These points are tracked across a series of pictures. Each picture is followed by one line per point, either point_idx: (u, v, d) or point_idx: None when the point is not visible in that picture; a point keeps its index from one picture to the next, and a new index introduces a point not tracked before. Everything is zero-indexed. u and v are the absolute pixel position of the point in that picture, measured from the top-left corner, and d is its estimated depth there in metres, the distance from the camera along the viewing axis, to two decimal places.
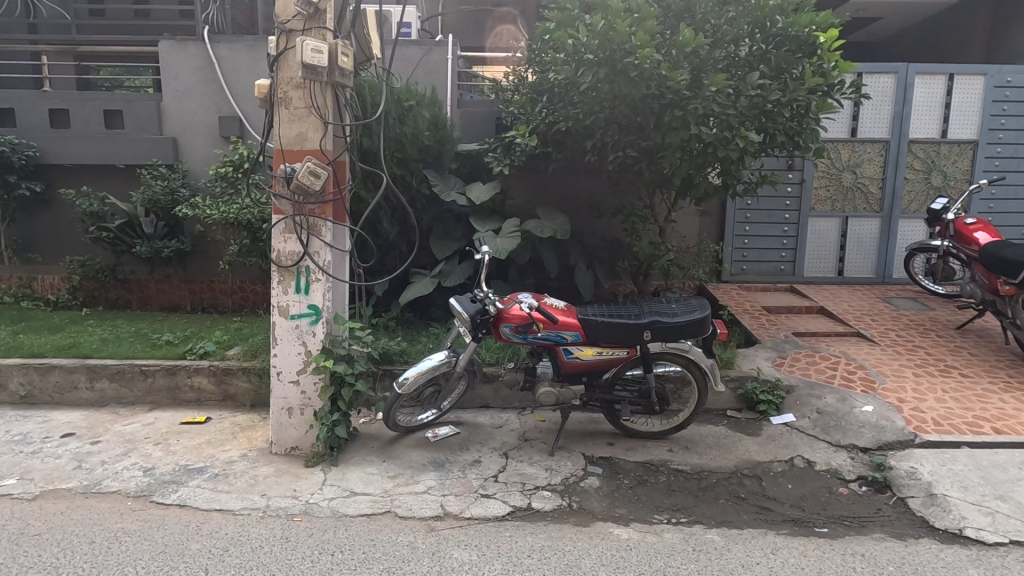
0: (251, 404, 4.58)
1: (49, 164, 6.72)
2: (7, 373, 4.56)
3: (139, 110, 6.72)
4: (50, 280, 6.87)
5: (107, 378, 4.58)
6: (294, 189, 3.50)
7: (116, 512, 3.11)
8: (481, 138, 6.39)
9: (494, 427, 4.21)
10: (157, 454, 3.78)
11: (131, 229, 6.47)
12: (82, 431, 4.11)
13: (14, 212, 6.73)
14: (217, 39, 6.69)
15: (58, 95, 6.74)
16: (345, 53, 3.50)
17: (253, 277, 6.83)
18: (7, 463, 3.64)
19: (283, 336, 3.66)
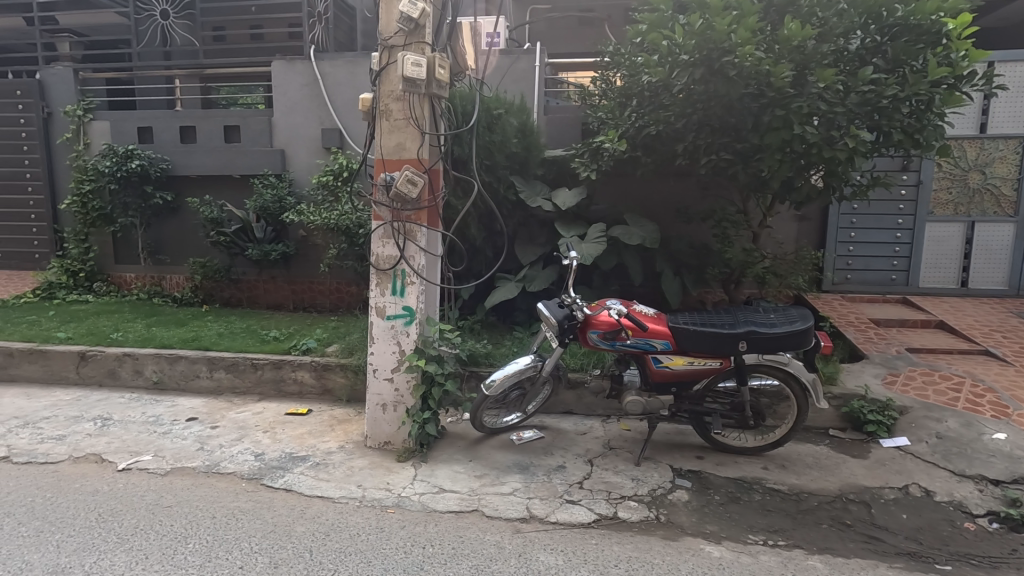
0: (347, 398, 4.86)
1: (178, 175, 7.51)
2: (143, 361, 5.14)
3: (253, 125, 7.36)
4: (177, 279, 7.72)
5: (224, 369, 5.04)
6: (393, 196, 3.69)
7: (233, 491, 3.41)
8: (567, 143, 6.41)
9: (578, 433, 4.20)
10: (266, 440, 4.11)
11: (245, 233, 7.06)
12: (203, 416, 4.55)
13: (148, 218, 7.59)
14: (321, 57, 7.19)
15: (187, 114, 7.54)
16: (442, 66, 3.65)
17: (349, 280, 7.26)
18: (143, 441, 4.11)
19: (379, 336, 3.86)
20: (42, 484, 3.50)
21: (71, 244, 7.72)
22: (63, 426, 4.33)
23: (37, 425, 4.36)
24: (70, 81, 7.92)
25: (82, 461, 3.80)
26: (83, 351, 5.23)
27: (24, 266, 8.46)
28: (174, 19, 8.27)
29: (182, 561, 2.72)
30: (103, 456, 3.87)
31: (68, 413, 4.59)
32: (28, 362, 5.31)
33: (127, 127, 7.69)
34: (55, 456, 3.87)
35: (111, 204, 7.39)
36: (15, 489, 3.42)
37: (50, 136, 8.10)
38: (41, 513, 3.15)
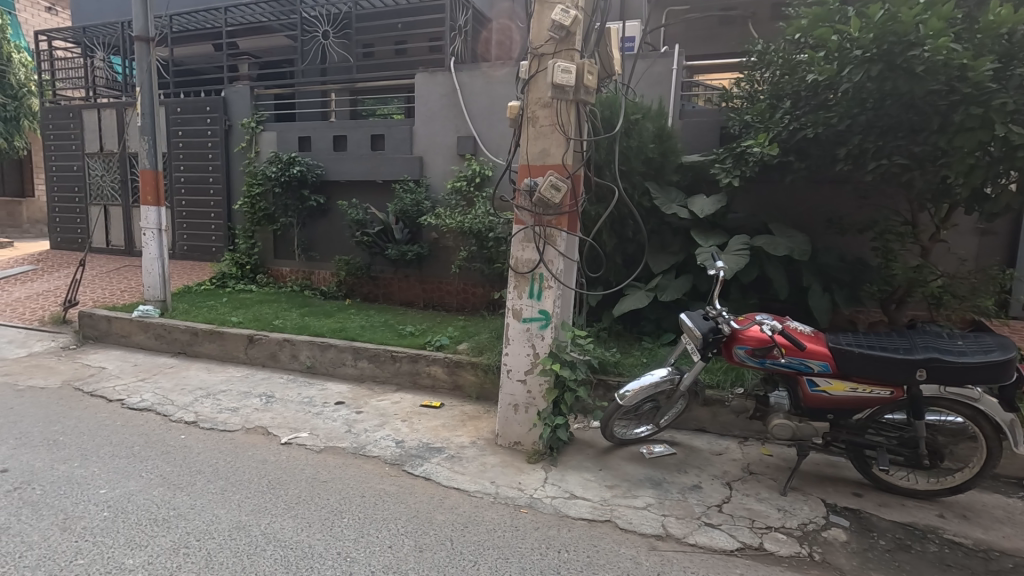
0: (476, 395, 5.03)
1: (330, 180, 8.29)
2: (299, 347, 5.71)
3: (397, 134, 7.92)
4: (324, 275, 8.51)
5: (366, 359, 5.45)
6: (536, 201, 3.75)
7: (379, 474, 3.66)
8: (704, 149, 6.12)
9: (714, 453, 3.98)
10: (404, 429, 4.37)
11: (385, 235, 7.60)
12: (349, 401, 4.95)
13: (303, 218, 8.44)
14: (461, 68, 7.55)
15: (339, 124, 8.29)
16: (591, 72, 3.66)
17: (475, 281, 7.51)
18: (301, 419, 4.56)
19: (515, 337, 3.94)
20: (222, 448, 4.00)
21: (241, 240, 8.83)
22: (237, 399, 4.94)
23: (217, 397, 5.00)
24: (247, 97, 9.07)
25: (252, 432, 4.30)
26: (251, 334, 5.93)
27: (203, 258, 9.78)
28: (334, 39, 9.28)
29: (340, 533, 2.96)
30: (269, 430, 4.35)
31: (240, 388, 5.22)
32: (208, 341, 6.12)
33: (290, 137, 8.64)
34: (232, 425, 4.42)
35: (274, 205, 8.35)
36: (203, 450, 3.95)
37: (229, 146, 9.34)
38: (224, 474, 3.61)
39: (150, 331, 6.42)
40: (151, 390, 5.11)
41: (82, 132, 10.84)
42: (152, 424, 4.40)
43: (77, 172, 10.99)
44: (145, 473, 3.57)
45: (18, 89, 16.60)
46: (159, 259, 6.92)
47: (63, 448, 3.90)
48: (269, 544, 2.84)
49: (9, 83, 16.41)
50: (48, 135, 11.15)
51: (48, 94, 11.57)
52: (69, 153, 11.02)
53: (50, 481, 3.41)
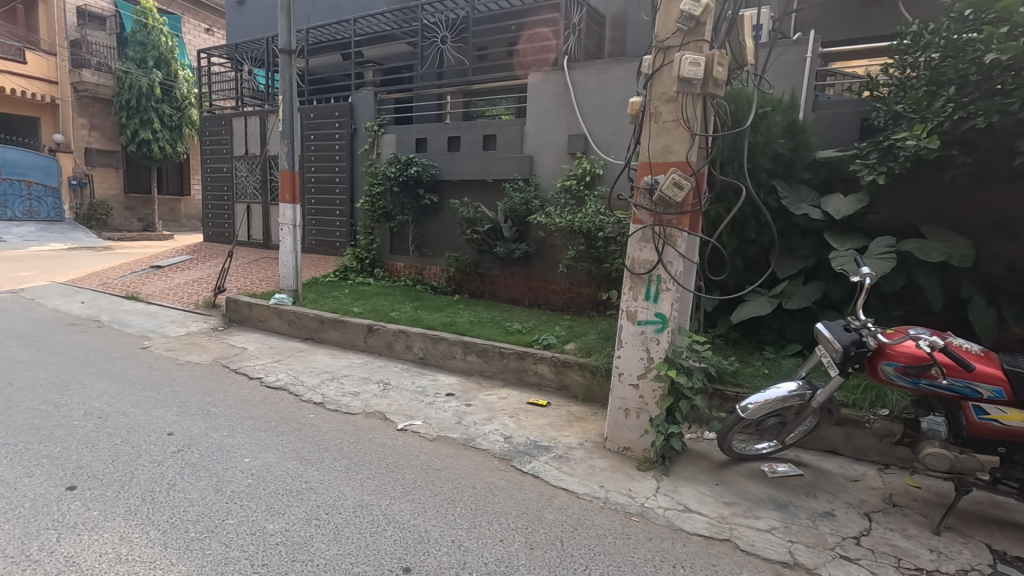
0: (583, 397, 4.98)
1: (444, 179, 8.61)
2: (413, 339, 5.99)
3: (509, 133, 8.04)
4: (435, 270, 8.87)
5: (475, 354, 5.59)
6: (656, 200, 3.61)
7: (489, 467, 3.74)
8: (840, 144, 5.58)
9: (848, 479, 3.60)
10: (512, 424, 4.43)
11: (495, 233, 7.76)
12: (458, 393, 5.11)
13: (418, 216, 8.85)
14: (574, 66, 7.51)
15: (454, 126, 8.58)
16: (721, 63, 3.45)
17: (581, 281, 7.44)
18: (415, 407, 4.77)
19: (628, 340, 3.83)
20: (345, 429, 4.30)
21: (361, 236, 9.47)
22: (358, 384, 5.28)
23: (341, 381, 5.39)
24: (370, 102, 9.67)
25: (371, 416, 4.57)
26: (371, 324, 6.32)
27: (327, 252, 10.60)
28: (451, 44, 9.66)
29: (454, 521, 3.05)
30: (386, 415, 4.60)
31: (360, 374, 5.58)
32: (333, 328, 6.61)
33: (409, 139, 9.10)
34: (354, 408, 4.73)
35: (392, 204, 8.84)
36: (330, 430, 4.27)
37: (354, 148, 10.04)
38: (349, 453, 3.87)
39: (283, 317, 7.05)
40: (285, 371, 5.63)
41: (231, 137, 12.19)
42: (286, 402, 4.83)
43: (226, 173, 12.38)
44: (281, 446, 3.92)
45: (182, 100, 18.97)
46: (293, 252, 7.59)
47: (215, 417, 4.39)
48: (390, 524, 2.99)
49: (176, 95, 18.83)
50: (204, 141, 12.66)
51: (206, 105, 13.13)
52: (221, 156, 12.43)
53: (205, 446, 3.85)
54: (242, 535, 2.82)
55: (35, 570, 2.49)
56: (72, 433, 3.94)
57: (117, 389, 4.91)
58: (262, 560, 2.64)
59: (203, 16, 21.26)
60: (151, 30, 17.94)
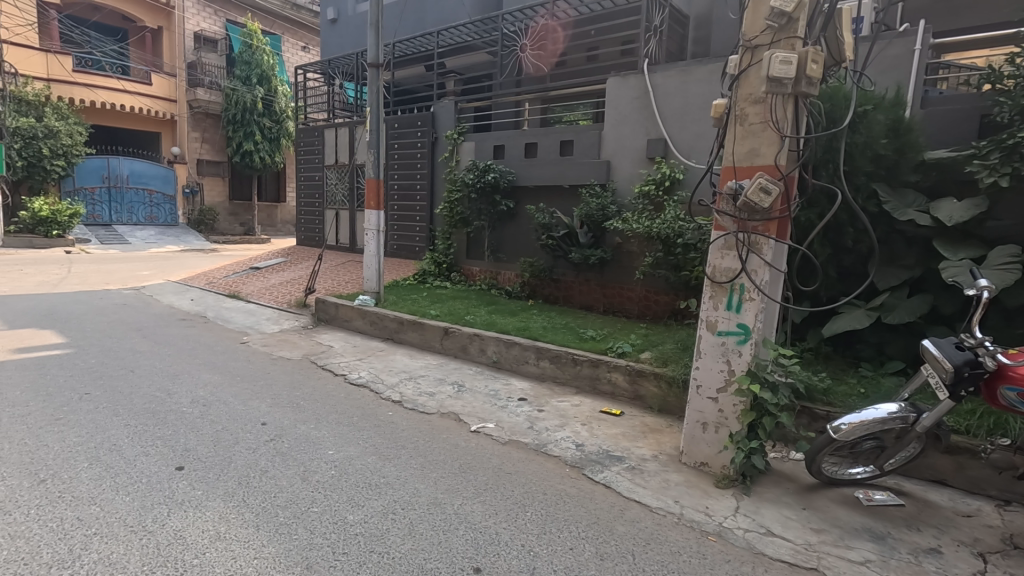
0: (658, 408, 4.84)
1: (520, 185, 8.70)
2: (487, 342, 6.09)
3: (586, 139, 8.00)
4: (509, 275, 8.97)
5: (548, 359, 5.59)
6: (741, 206, 3.45)
7: (560, 474, 3.72)
8: (954, 143, 5.08)
9: (959, 514, 3.26)
10: (584, 432, 4.38)
11: (570, 238, 7.73)
12: (531, 398, 5.13)
13: (494, 222, 9.00)
14: (654, 68, 7.36)
15: (531, 132, 8.66)
16: (815, 60, 3.25)
17: (658, 288, 7.25)
18: (487, 410, 4.85)
19: (707, 351, 3.68)
20: (421, 427, 4.44)
21: (440, 241, 9.77)
22: (434, 385, 5.44)
23: (418, 381, 5.57)
24: (451, 111, 9.97)
25: (446, 416, 4.69)
26: (447, 327, 6.49)
27: (408, 256, 11.01)
28: (530, 51, 9.80)
29: (524, 526, 3.06)
30: (460, 416, 4.70)
31: (436, 374, 5.75)
32: (411, 330, 6.85)
33: (487, 146, 9.29)
34: (430, 408, 4.87)
35: (469, 210, 9.04)
36: (407, 428, 4.44)
37: (434, 156, 10.39)
38: (424, 451, 4.00)
39: (366, 318, 7.40)
40: (366, 369, 5.91)
41: (323, 148, 12.99)
42: (367, 399, 5.07)
43: (318, 182, 13.20)
44: (362, 441, 4.11)
45: (281, 114, 20.44)
46: (377, 255, 7.95)
47: (303, 410, 4.68)
48: (461, 524, 3.05)
49: (275, 109, 20.33)
50: (299, 151, 13.58)
51: (301, 117, 14.08)
52: (313, 165, 13.28)
53: (294, 437, 4.12)
54: (326, 523, 2.99)
55: (150, 540, 2.76)
56: (182, 418, 4.35)
57: (219, 380, 5.36)
58: (342, 548, 2.78)
59: (300, 34, 22.83)
60: (255, 50, 19.50)
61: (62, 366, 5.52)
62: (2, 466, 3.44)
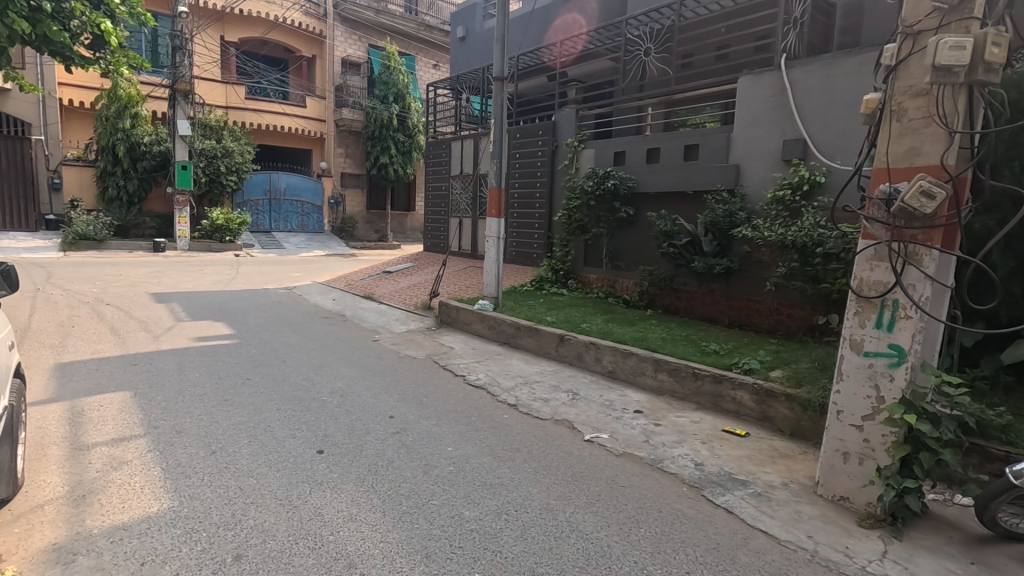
0: (790, 432, 4.44)
1: (641, 192, 8.50)
2: (603, 351, 6.01)
3: (713, 142, 7.62)
4: (627, 283, 8.79)
5: (667, 372, 5.39)
6: (896, 212, 3.08)
7: (677, 493, 3.56)
8: None
9: None
10: (705, 451, 4.15)
11: (693, 247, 7.43)
12: (647, 411, 4.97)
13: (613, 229, 8.88)
14: (793, 64, 6.81)
15: (654, 137, 8.43)
16: (997, 42, 2.80)
17: (792, 301, 6.67)
18: (602, 420, 4.78)
19: (850, 372, 3.32)
20: (536, 432, 4.50)
21: (557, 248, 9.85)
22: (548, 391, 5.49)
23: (533, 386, 5.65)
24: (572, 119, 10.03)
25: (560, 423, 4.70)
26: (563, 334, 6.50)
27: (525, 263, 11.24)
28: (655, 55, 9.61)
29: (637, 542, 2.97)
30: (574, 424, 4.68)
31: (551, 381, 5.79)
32: (528, 335, 6.97)
33: (607, 152, 9.19)
34: (544, 414, 4.92)
35: (588, 217, 9.00)
36: (521, 431, 4.53)
37: (555, 164, 10.53)
38: (537, 456, 4.05)
39: (485, 322, 7.66)
40: (484, 371, 6.13)
41: (450, 159, 13.73)
42: (484, 400, 5.25)
43: (444, 191, 13.96)
44: (478, 440, 4.27)
45: (413, 128, 21.95)
46: (496, 262, 8.21)
47: (426, 406, 4.97)
48: (573, 533, 3.03)
49: (408, 124, 21.87)
50: (429, 162, 14.46)
51: (431, 131, 15.00)
52: (440, 176, 14.07)
53: (418, 431, 4.39)
54: (444, 516, 3.14)
55: (295, 513, 3.10)
56: (322, 406, 4.83)
57: (354, 374, 5.87)
58: (459, 542, 2.90)
59: (432, 53, 24.34)
60: (393, 71, 21.13)
61: (230, 354, 6.40)
62: (184, 436, 4.07)
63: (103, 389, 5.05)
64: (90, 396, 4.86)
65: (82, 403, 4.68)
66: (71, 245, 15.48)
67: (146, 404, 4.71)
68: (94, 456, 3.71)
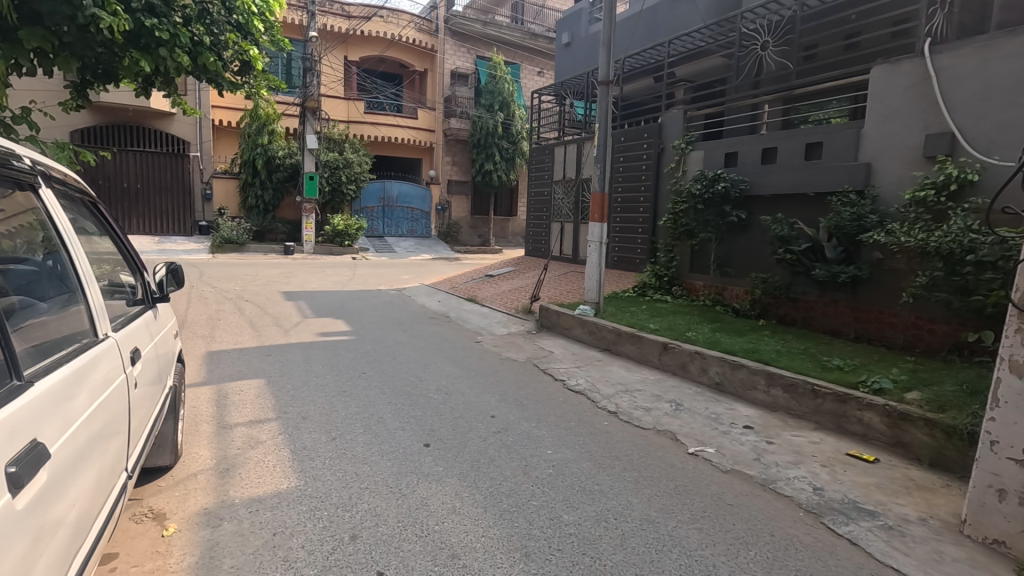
0: (929, 462, 3.96)
1: (754, 195, 8.02)
2: (710, 362, 5.74)
3: (839, 139, 7.01)
4: (738, 291, 8.33)
5: (781, 388, 5.03)
6: None
7: (791, 517, 3.31)
8: None
9: None
10: (825, 475, 3.82)
11: (814, 253, 6.87)
12: (758, 427, 4.67)
13: (722, 234, 8.45)
14: (938, 49, 6.08)
15: (770, 136, 7.91)
16: None
17: (934, 314, 5.94)
18: (708, 433, 4.57)
19: (1008, 398, 2.90)
20: (636, 441, 4.41)
21: (662, 253, 9.56)
22: (650, 400, 5.34)
23: (634, 394, 5.52)
24: (680, 121, 9.70)
25: (662, 434, 4.56)
26: (666, 343, 6.30)
27: (628, 268, 11.03)
28: (773, 48, 9.06)
29: (746, 565, 2.80)
30: (677, 436, 4.52)
31: (653, 390, 5.63)
32: (630, 342, 6.82)
33: (718, 153, 8.76)
34: (645, 423, 4.80)
35: (695, 221, 8.61)
36: (621, 439, 4.45)
37: (660, 167, 10.25)
38: (638, 466, 3.95)
39: (585, 327, 7.62)
40: (584, 377, 6.10)
41: (553, 164, 13.84)
42: (584, 406, 5.22)
43: (547, 196, 14.09)
44: (578, 445, 4.26)
45: (516, 135, 22.42)
46: (598, 267, 8.14)
47: (526, 408, 5.06)
48: (674, 548, 2.93)
49: (513, 131, 22.36)
50: (531, 168, 14.65)
51: (535, 137, 15.22)
52: (543, 181, 14.22)
53: (518, 432, 4.47)
54: (543, 517, 3.17)
55: (403, 501, 3.29)
56: (429, 402, 5.08)
57: (458, 373, 6.11)
58: (558, 544, 2.92)
59: (536, 60, 24.65)
60: (499, 80, 21.71)
61: (349, 349, 6.94)
62: (309, 422, 4.47)
63: (243, 376, 5.69)
64: (234, 382, 5.50)
65: (227, 388, 5.31)
66: (219, 248, 17.63)
67: (278, 391, 5.25)
68: (237, 435, 4.20)
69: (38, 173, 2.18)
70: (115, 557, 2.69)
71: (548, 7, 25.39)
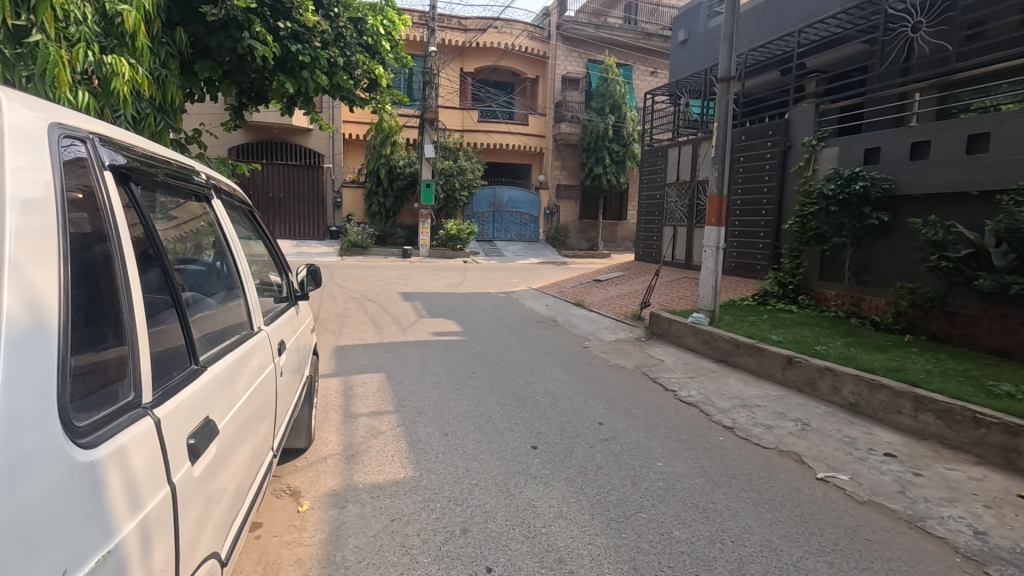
0: None
1: (900, 195, 7.22)
2: (843, 380, 5.21)
3: (1012, 128, 6.01)
4: (878, 302, 7.50)
5: (933, 413, 4.44)
6: None
7: (945, 562, 2.90)
8: None
9: None
10: (989, 518, 3.30)
11: (976, 261, 5.98)
12: (903, 456, 4.15)
13: (860, 238, 7.65)
14: None
15: (921, 129, 7.02)
16: None
17: None
18: (840, 458, 4.15)
19: None
20: (755, 461, 4.11)
21: (787, 259, 8.86)
22: (772, 417, 4.96)
23: (753, 410, 5.16)
24: (811, 116, 8.95)
25: (785, 455, 4.21)
26: (791, 356, 5.82)
27: (747, 275, 10.35)
28: (926, 30, 8.16)
29: None
30: (803, 459, 4.16)
31: (775, 407, 5.22)
32: (748, 354, 6.40)
33: (856, 150, 7.94)
34: (766, 441, 4.47)
35: (827, 225, 7.90)
36: (739, 456, 4.19)
37: (786, 166, 9.53)
38: (758, 487, 3.68)
39: (699, 336, 7.27)
40: (697, 388, 5.81)
41: (666, 166, 13.39)
42: (696, 419, 4.97)
43: (659, 200, 13.66)
44: (690, 460, 4.06)
45: (628, 137, 22.01)
46: (714, 273, 7.71)
47: (635, 418, 4.93)
48: None
49: (624, 134, 22.00)
50: (643, 171, 14.28)
51: (647, 139, 14.84)
52: (655, 184, 13.82)
53: (626, 442, 4.36)
54: (653, 532, 3.07)
55: (511, 501, 3.35)
56: (537, 405, 5.13)
57: (565, 377, 6.11)
58: (668, 561, 2.81)
59: (650, 60, 24.08)
60: (610, 83, 21.37)
61: (460, 349, 7.22)
62: (424, 417, 4.72)
63: (367, 369, 6.15)
64: (358, 375, 5.95)
65: (352, 380, 5.77)
66: (346, 251, 19.26)
67: (396, 386, 5.60)
68: (360, 424, 4.54)
69: (210, 187, 2.54)
70: (261, 526, 3.03)
71: (663, 5, 24.71)
